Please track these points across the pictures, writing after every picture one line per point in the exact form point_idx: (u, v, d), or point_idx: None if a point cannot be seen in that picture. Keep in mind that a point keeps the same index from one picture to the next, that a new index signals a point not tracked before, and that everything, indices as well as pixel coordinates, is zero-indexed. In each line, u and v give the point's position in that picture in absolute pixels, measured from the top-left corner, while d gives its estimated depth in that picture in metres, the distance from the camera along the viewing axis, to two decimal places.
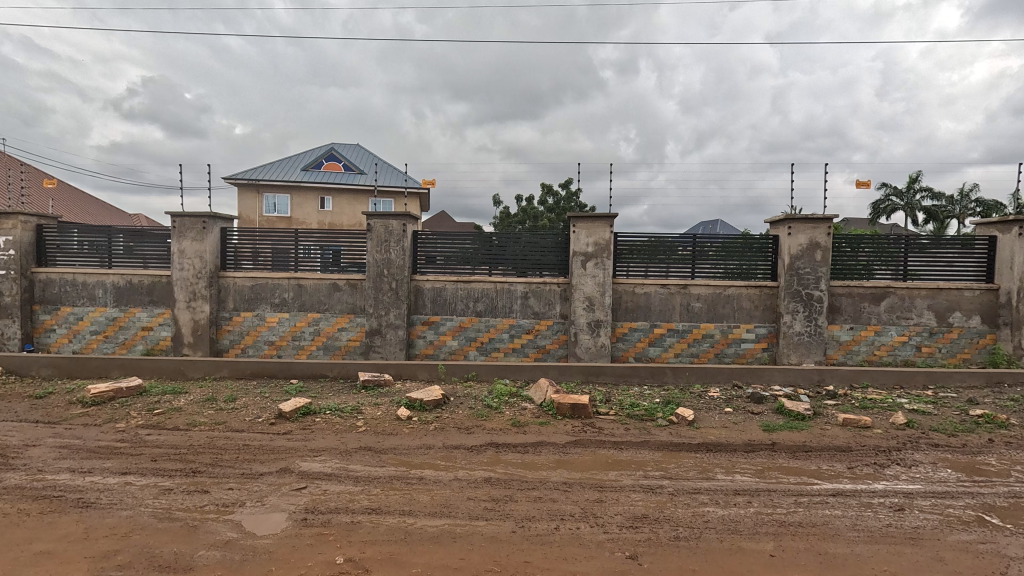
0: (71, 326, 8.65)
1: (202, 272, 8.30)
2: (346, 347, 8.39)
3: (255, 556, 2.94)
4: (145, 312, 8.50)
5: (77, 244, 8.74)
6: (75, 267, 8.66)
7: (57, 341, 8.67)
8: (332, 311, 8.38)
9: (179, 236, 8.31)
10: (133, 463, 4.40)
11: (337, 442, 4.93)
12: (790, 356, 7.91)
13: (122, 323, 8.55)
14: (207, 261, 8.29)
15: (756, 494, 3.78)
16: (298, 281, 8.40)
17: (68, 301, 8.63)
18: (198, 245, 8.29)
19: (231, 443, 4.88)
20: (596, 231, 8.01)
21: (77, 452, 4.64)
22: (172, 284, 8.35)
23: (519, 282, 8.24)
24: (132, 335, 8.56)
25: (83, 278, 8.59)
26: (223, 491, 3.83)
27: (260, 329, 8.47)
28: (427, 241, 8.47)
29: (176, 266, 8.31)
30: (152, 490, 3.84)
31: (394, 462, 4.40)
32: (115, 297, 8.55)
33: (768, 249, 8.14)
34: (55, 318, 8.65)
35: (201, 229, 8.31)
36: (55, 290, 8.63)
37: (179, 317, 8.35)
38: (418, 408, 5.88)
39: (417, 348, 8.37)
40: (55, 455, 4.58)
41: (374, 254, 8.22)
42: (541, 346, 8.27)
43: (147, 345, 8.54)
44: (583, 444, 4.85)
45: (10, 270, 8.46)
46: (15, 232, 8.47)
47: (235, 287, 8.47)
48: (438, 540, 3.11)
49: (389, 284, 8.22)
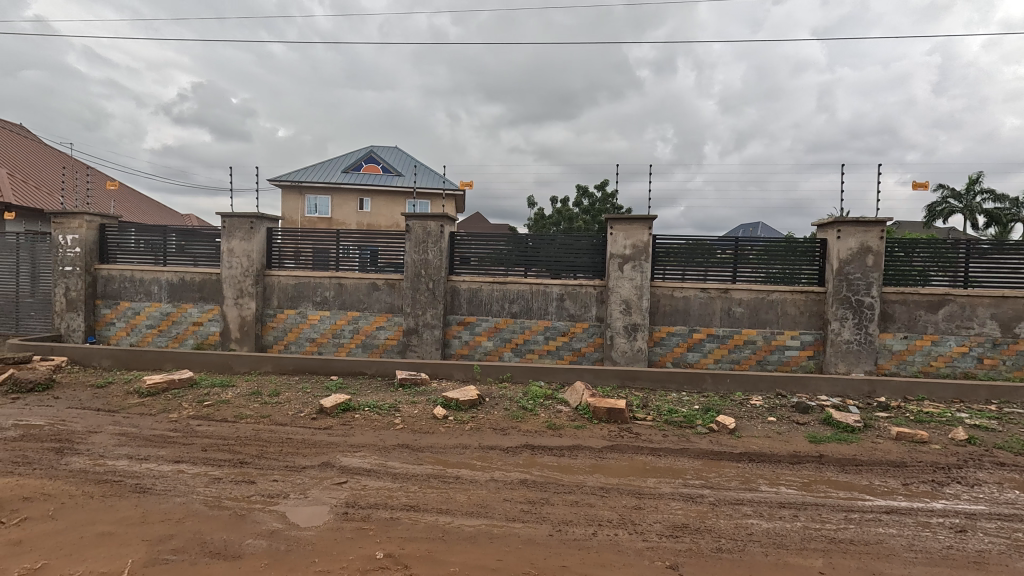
0: (129, 320, 9.14)
1: (249, 270, 8.62)
2: (384, 345, 8.55)
3: (298, 547, 3.03)
4: (196, 308, 8.90)
5: (136, 243, 9.24)
6: (134, 265, 9.16)
7: (117, 334, 9.18)
8: (370, 310, 8.56)
9: (229, 235, 8.66)
10: (185, 451, 4.61)
11: (376, 438, 5.03)
12: (837, 365, 7.58)
13: (175, 318, 8.97)
14: (254, 259, 8.60)
15: (802, 508, 3.64)
16: (339, 280, 8.63)
17: (127, 296, 9.13)
18: (246, 244, 8.62)
19: (276, 436, 5.05)
20: (634, 233, 7.88)
21: (135, 439, 4.91)
22: (221, 282, 8.71)
23: (555, 283, 8.22)
24: (184, 330, 8.97)
25: (140, 275, 9.07)
26: (268, 482, 3.97)
27: (302, 326, 8.73)
28: (463, 242, 8.54)
29: (226, 264, 8.67)
30: (203, 479, 4.02)
31: (431, 461, 4.45)
32: (170, 293, 8.98)
33: (814, 254, 7.85)
34: (115, 312, 9.17)
35: (249, 229, 8.63)
36: (115, 286, 9.15)
37: (227, 313, 8.69)
38: (454, 407, 5.94)
39: (453, 348, 8.45)
40: (115, 441, 4.85)
41: (412, 255, 8.36)
42: (576, 349, 8.21)
43: (197, 339, 8.93)
44: (620, 449, 4.78)
45: (76, 266, 9.01)
46: (80, 230, 9.01)
47: (280, 285, 8.77)
48: (475, 540, 3.12)
49: (426, 284, 8.32)
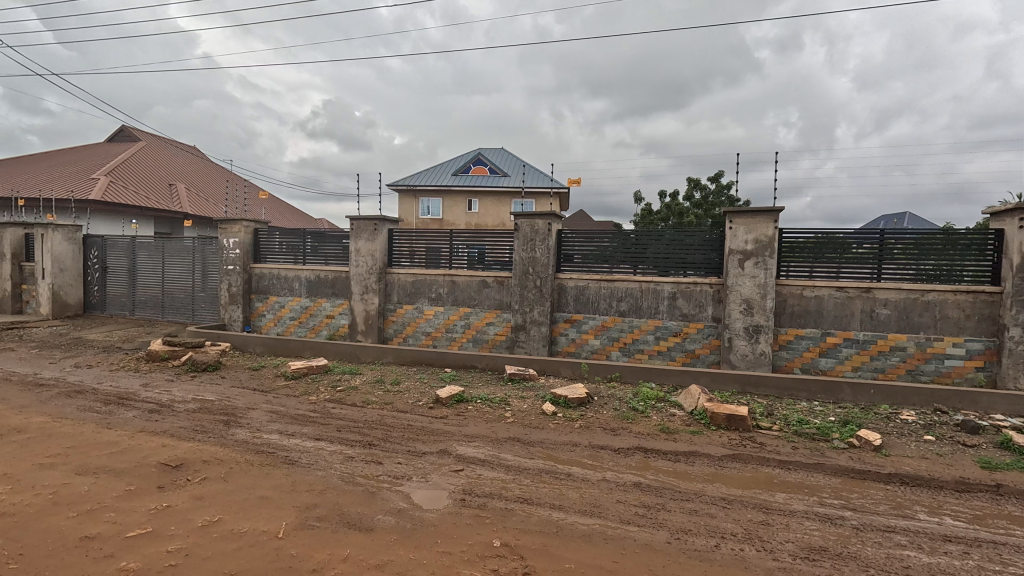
0: (276, 312, 10.42)
1: (373, 268, 9.38)
2: (493, 341, 8.82)
3: (423, 527, 3.23)
4: (329, 302, 9.88)
5: (281, 245, 10.49)
6: (280, 264, 10.41)
7: (267, 324, 10.51)
8: (481, 306, 8.88)
9: (356, 236, 9.49)
10: (324, 430, 5.15)
11: (489, 430, 5.21)
12: (1017, 379, 6.37)
13: (313, 311, 10.05)
14: (378, 258, 9.34)
15: (976, 544, 3.10)
16: (451, 277, 9.06)
17: (274, 291, 10.41)
18: (370, 244, 9.39)
19: (398, 422, 5.45)
20: (756, 227, 7.28)
21: (284, 417, 5.60)
22: (350, 279, 9.58)
23: (666, 281, 7.88)
24: (319, 322, 10.02)
25: (285, 273, 10.28)
26: (394, 464, 4.30)
27: (419, 320, 9.31)
28: (570, 240, 8.52)
29: (354, 263, 9.51)
30: (339, 456, 4.46)
31: (542, 456, 4.50)
32: (308, 289, 10.08)
33: (986, 247, 6.66)
34: (265, 305, 10.50)
35: (373, 231, 9.38)
36: (265, 283, 10.47)
37: (355, 308, 9.54)
38: (562, 404, 5.95)
39: (560, 346, 8.47)
40: (269, 418, 5.57)
41: (520, 253, 8.52)
42: (690, 350, 7.80)
43: (330, 331, 9.92)
44: (742, 459, 4.46)
45: (236, 265, 10.47)
46: (239, 234, 10.45)
47: (400, 282, 9.42)
48: (589, 539, 3.10)
49: (534, 281, 8.43)
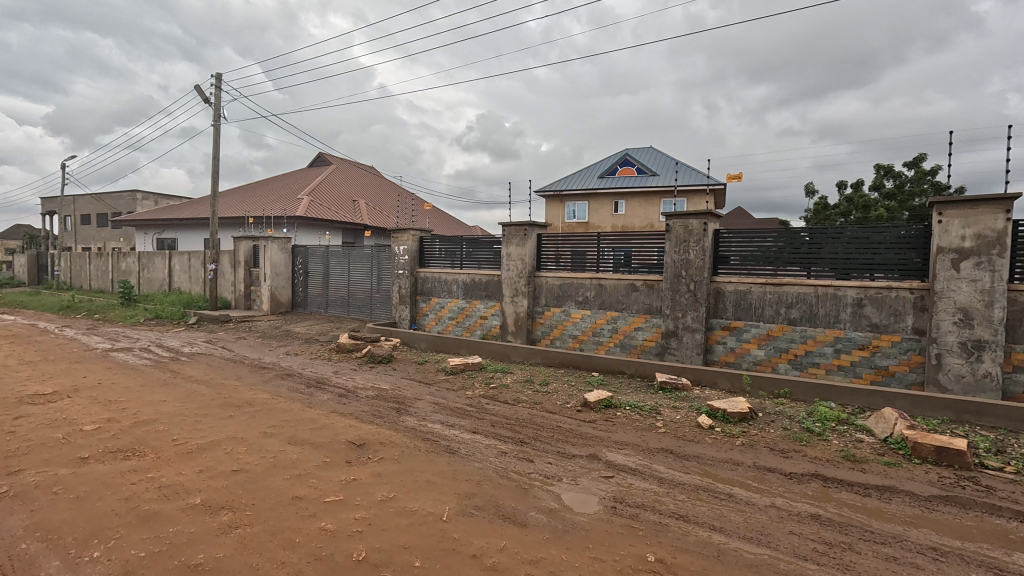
0: (437, 312, 11.38)
1: (523, 271, 9.72)
2: (642, 346, 8.52)
3: (574, 530, 3.25)
4: (483, 304, 10.50)
5: (442, 251, 11.46)
6: (441, 268, 11.37)
7: (429, 323, 11.53)
8: (629, 310, 8.64)
9: (507, 242, 9.93)
10: (479, 424, 5.50)
11: (639, 438, 5.05)
12: None
13: (468, 312, 10.77)
14: (527, 262, 9.65)
15: None
16: (599, 281, 8.97)
17: (436, 293, 11.39)
18: (520, 249, 9.75)
19: (547, 422, 5.58)
20: (979, 219, 5.92)
21: (445, 409, 6.11)
22: (502, 282, 10.06)
23: (850, 286, 6.81)
24: (474, 322, 10.69)
25: (445, 276, 11.19)
26: (544, 463, 4.40)
27: (566, 323, 9.38)
28: (729, 240, 7.84)
29: (505, 267, 9.99)
30: (494, 450, 4.72)
31: (699, 472, 4.21)
32: (465, 291, 10.84)
33: None
34: (428, 305, 11.54)
35: (523, 236, 9.71)
36: (428, 285, 11.52)
37: (506, 309, 9.98)
38: (721, 418, 5.51)
39: (716, 355, 7.84)
40: (432, 408, 6.13)
41: (672, 255, 8.09)
42: (881, 367, 6.65)
43: (483, 331, 10.52)
44: (960, 503, 3.65)
45: (405, 270, 11.71)
46: (408, 242, 11.67)
47: (547, 285, 9.61)
48: (757, 570, 2.81)
49: (687, 285, 7.93)
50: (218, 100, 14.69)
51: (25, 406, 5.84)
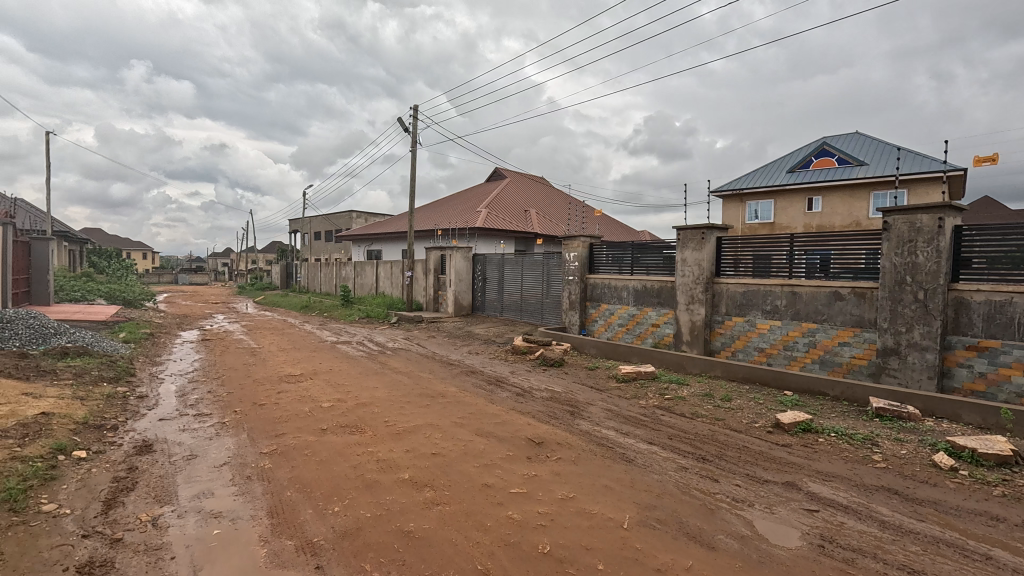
0: (607, 318, 11.17)
1: (700, 278, 8.96)
2: (849, 365, 7.24)
3: (772, 563, 2.94)
4: (655, 311, 9.98)
5: (612, 257, 11.32)
6: (611, 274, 11.19)
7: (598, 329, 11.37)
8: (832, 322, 7.41)
9: (682, 246, 9.27)
10: (656, 436, 5.32)
11: (850, 472, 4.34)
12: None
13: (639, 319, 10.34)
14: (705, 268, 8.87)
15: None
16: (793, 288, 7.87)
17: (605, 299, 11.22)
18: (697, 254, 9.02)
19: (732, 441, 5.14)
20: None
21: (619, 416, 6.04)
22: (676, 289, 9.42)
23: None
24: (645, 330, 10.20)
25: (615, 283, 10.98)
26: (731, 485, 4.07)
27: (751, 335, 8.39)
28: (978, 240, 6.27)
29: (680, 273, 9.32)
30: (673, 464, 4.51)
31: (938, 521, 3.46)
32: (635, 298, 10.46)
33: None
34: (597, 311, 11.43)
35: (700, 240, 8.97)
36: (598, 292, 11.44)
37: (680, 317, 9.28)
38: (969, 460, 4.42)
39: (957, 381, 6.28)
40: (606, 415, 6.11)
41: (891, 258, 6.74)
42: None
43: (655, 339, 9.96)
44: None
45: (575, 276, 11.87)
46: (578, 249, 11.81)
47: (729, 292, 8.71)
48: None
49: (914, 293, 6.48)
50: (415, 129, 16.85)
51: (284, 383, 7.43)
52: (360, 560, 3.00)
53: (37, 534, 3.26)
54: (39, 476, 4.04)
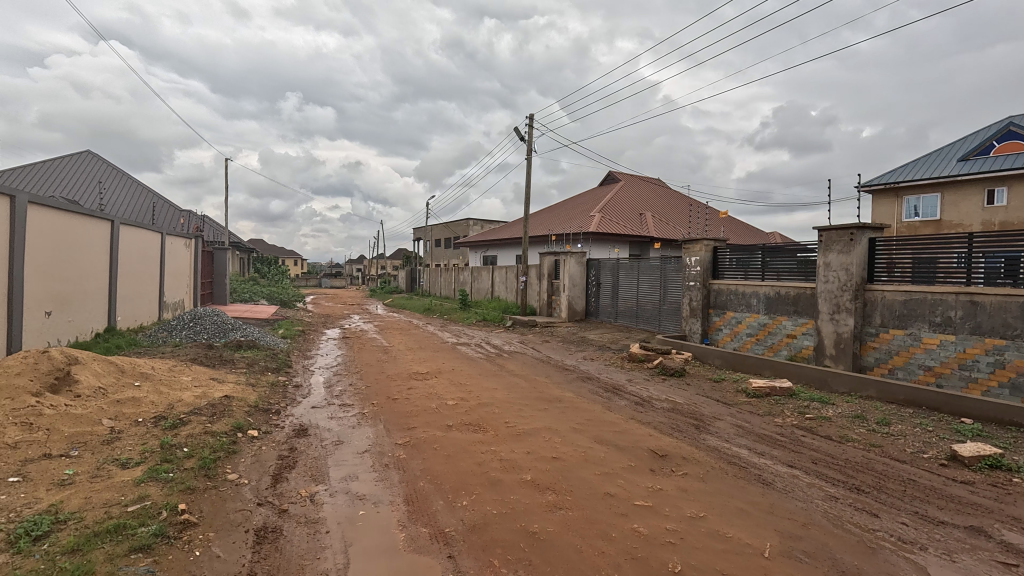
0: (733, 327, 10.40)
1: (847, 284, 7.94)
2: None
3: None
4: (791, 321, 9.06)
5: (738, 261, 10.50)
6: (738, 280, 10.40)
7: (723, 338, 10.63)
8: None
9: (826, 249, 8.31)
10: (797, 459, 4.81)
11: None
12: None
13: (771, 329, 9.45)
14: (854, 273, 7.83)
15: None
16: (972, 298, 6.61)
17: (732, 307, 10.46)
18: (844, 257, 8.00)
19: (894, 472, 4.47)
20: None
21: (751, 434, 5.57)
22: (818, 296, 8.46)
23: None
24: (778, 340, 9.30)
25: (743, 289, 10.18)
26: (896, 523, 3.54)
27: (914, 350, 7.20)
28: None
29: (823, 279, 8.37)
30: (820, 492, 4.05)
31: None
32: (767, 305, 9.59)
33: None
34: (722, 319, 10.69)
35: (848, 242, 7.94)
36: (723, 298, 10.69)
37: (822, 328, 8.32)
38: None
39: None
40: (736, 431, 5.67)
41: None
42: None
43: (791, 351, 9.04)
44: None
45: (696, 282, 11.21)
46: (700, 253, 11.14)
47: (884, 301, 7.59)
48: None
49: None
50: (530, 137, 17.21)
51: (412, 380, 8.01)
52: (488, 554, 3.11)
53: (225, 498, 3.86)
54: (225, 449, 4.80)
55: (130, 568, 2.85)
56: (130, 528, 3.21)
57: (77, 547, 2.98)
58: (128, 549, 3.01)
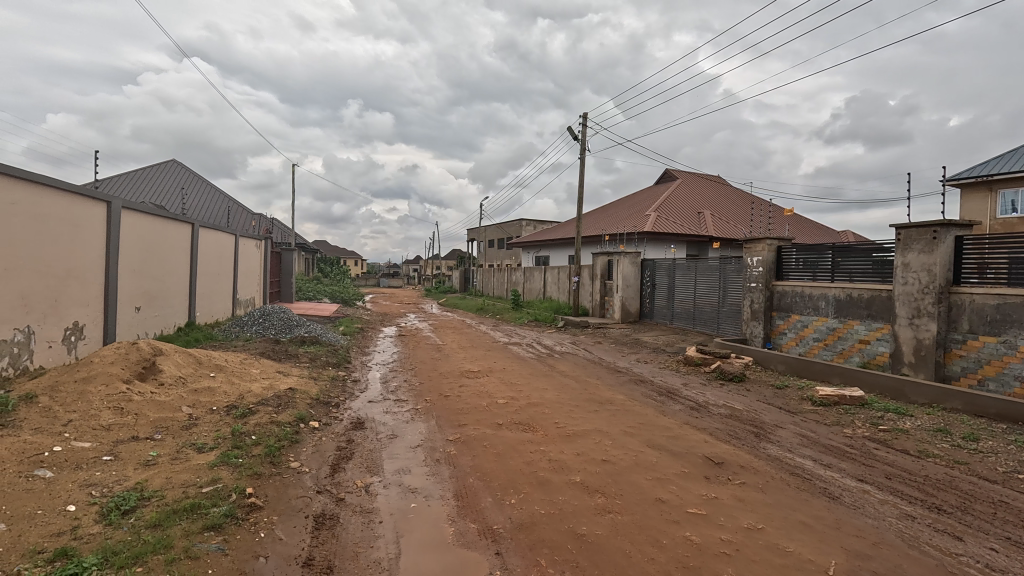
0: (799, 331, 9.84)
1: (929, 286, 7.31)
2: None
3: None
4: (863, 325, 8.44)
5: (805, 261, 9.93)
6: (805, 281, 9.83)
7: (788, 343, 10.09)
8: None
9: (904, 248, 7.69)
10: (868, 473, 4.49)
11: None
12: None
13: (842, 333, 8.86)
14: (937, 274, 7.20)
15: None
16: None
17: (797, 309, 9.90)
18: (925, 257, 7.37)
19: (982, 493, 4.07)
20: None
21: (816, 444, 5.25)
22: (895, 299, 7.84)
23: None
24: (850, 346, 8.70)
25: (810, 291, 9.62)
26: (983, 548, 3.23)
27: (1009, 360, 6.52)
28: None
29: (900, 280, 7.75)
30: (894, 510, 3.75)
31: None
32: (837, 308, 9.00)
33: None
34: (787, 323, 10.14)
35: (930, 240, 7.32)
36: (788, 301, 10.14)
37: (900, 333, 7.70)
38: None
39: None
40: (799, 441, 5.37)
41: None
42: None
43: (864, 358, 8.44)
44: None
45: (759, 283, 10.68)
46: (763, 253, 10.62)
47: (973, 304, 6.93)
48: None
49: None
50: (583, 136, 17.04)
51: (464, 378, 8.15)
52: (536, 554, 3.11)
53: (288, 484, 4.09)
54: (288, 438, 5.08)
55: (203, 544, 3.07)
56: (203, 508, 3.46)
57: (158, 522, 3.25)
58: (202, 526, 3.25)
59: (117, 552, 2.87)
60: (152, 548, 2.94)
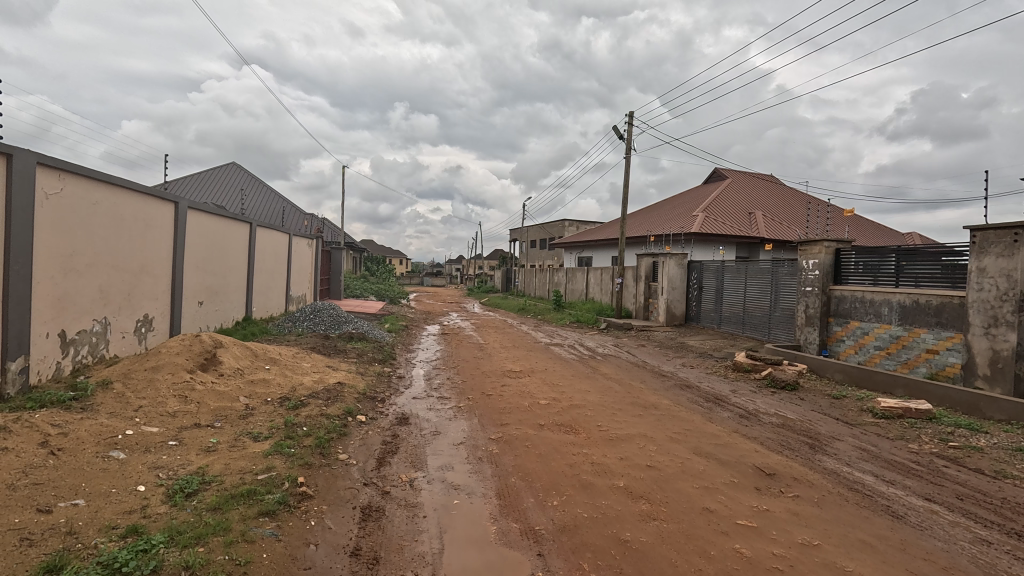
0: (858, 339, 9.30)
1: (1008, 293, 6.75)
2: None
3: None
4: (931, 334, 7.88)
5: (867, 265, 9.38)
6: (866, 286, 9.29)
7: (846, 350, 9.57)
8: None
9: (980, 252, 7.14)
10: (936, 492, 4.20)
11: None
12: None
13: (907, 342, 8.30)
14: (1018, 280, 6.64)
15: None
16: None
17: (857, 316, 9.35)
18: (1004, 261, 6.82)
19: None
20: None
21: (877, 459, 4.95)
22: (968, 307, 7.28)
23: None
24: (916, 356, 8.15)
25: (872, 296, 9.07)
26: None
27: None
28: None
29: (975, 286, 7.19)
30: (966, 534, 3.49)
31: None
32: (901, 315, 8.45)
33: None
34: (844, 330, 9.61)
35: (1011, 243, 6.77)
36: (846, 306, 9.60)
37: (974, 344, 7.15)
38: None
39: None
40: (858, 455, 5.07)
41: None
42: None
43: (931, 369, 7.89)
44: None
45: (815, 287, 10.18)
46: (820, 255, 10.10)
47: None
48: None
49: None
50: (630, 135, 16.72)
51: (506, 377, 8.19)
52: (579, 558, 3.08)
53: (337, 475, 4.23)
54: (337, 430, 5.25)
55: (258, 529, 3.22)
56: (258, 494, 3.63)
57: (218, 506, 3.43)
58: (257, 512, 3.40)
59: (181, 532, 3.05)
60: (212, 530, 3.10)
